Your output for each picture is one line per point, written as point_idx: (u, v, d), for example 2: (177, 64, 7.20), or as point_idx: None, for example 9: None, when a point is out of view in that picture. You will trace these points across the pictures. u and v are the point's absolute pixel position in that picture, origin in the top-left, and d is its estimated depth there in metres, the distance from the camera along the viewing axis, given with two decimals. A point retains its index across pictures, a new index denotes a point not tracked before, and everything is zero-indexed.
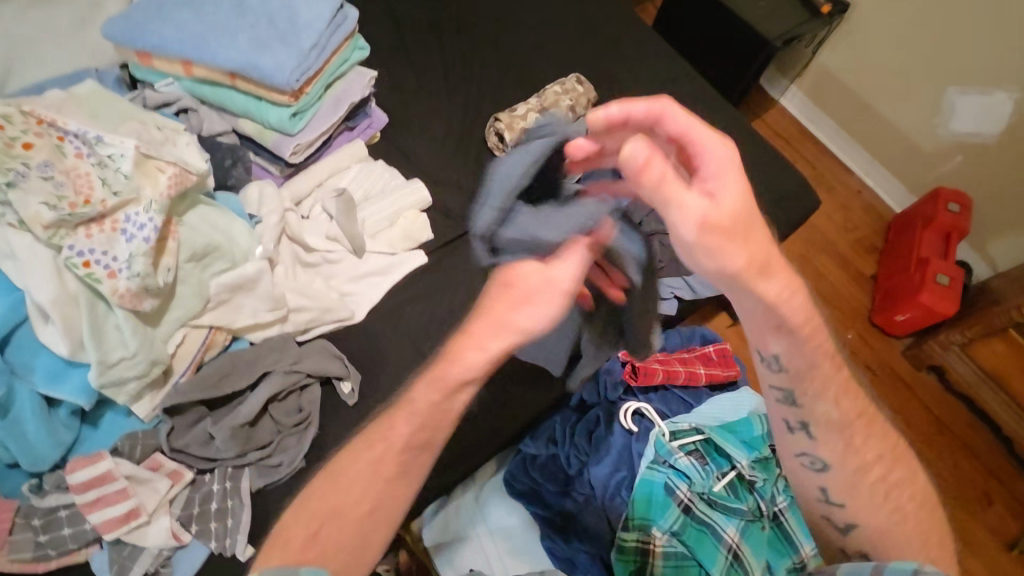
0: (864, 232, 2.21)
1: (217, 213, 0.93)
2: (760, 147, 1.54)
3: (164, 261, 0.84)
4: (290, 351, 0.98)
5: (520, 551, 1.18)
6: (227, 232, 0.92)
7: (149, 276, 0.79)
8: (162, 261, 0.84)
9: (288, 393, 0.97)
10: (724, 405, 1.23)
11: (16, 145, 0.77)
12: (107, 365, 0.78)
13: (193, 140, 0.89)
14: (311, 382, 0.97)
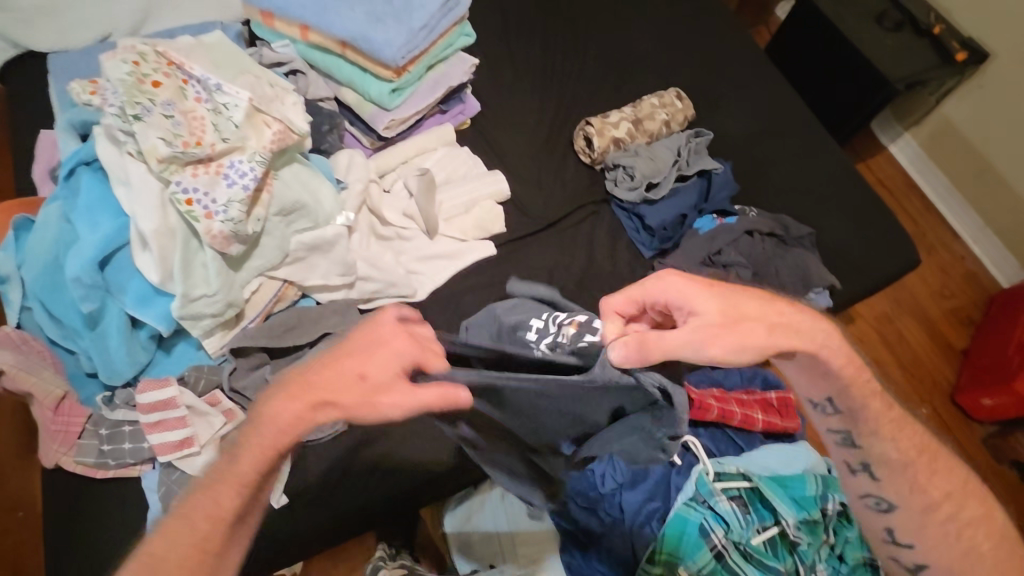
0: (959, 302, 2.02)
1: (309, 173, 0.96)
2: (861, 192, 1.44)
3: (256, 211, 0.88)
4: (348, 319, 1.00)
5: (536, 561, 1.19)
6: (315, 193, 0.96)
7: (241, 223, 0.83)
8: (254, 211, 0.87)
9: None
10: (779, 456, 1.14)
11: (147, 81, 0.83)
12: (189, 299, 0.83)
13: (299, 100, 0.93)
14: None
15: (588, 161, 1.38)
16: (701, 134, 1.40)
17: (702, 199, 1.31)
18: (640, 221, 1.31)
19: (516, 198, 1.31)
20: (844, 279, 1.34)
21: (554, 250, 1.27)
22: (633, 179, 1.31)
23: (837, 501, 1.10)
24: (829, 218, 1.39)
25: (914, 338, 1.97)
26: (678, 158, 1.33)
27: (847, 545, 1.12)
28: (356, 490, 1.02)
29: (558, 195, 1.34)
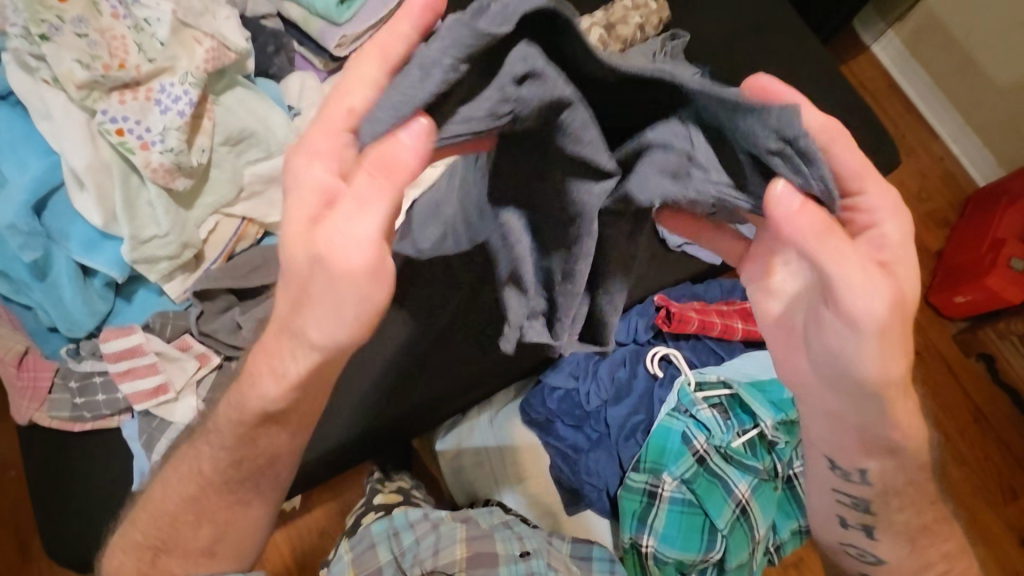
0: (937, 205, 2.04)
1: (255, 99, 0.89)
2: (843, 92, 1.38)
3: (199, 140, 0.81)
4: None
5: (528, 476, 1.21)
6: (264, 119, 0.88)
7: (182, 153, 0.77)
8: (196, 141, 0.81)
9: None
10: (759, 361, 1.16)
11: None
12: (140, 241, 0.78)
13: (232, 13, 0.85)
14: None
15: None
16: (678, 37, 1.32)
17: None
18: None
19: None
20: None
21: None
22: None
23: None
24: None
25: None
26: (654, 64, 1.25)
27: None
28: (342, 425, 1.02)
29: None
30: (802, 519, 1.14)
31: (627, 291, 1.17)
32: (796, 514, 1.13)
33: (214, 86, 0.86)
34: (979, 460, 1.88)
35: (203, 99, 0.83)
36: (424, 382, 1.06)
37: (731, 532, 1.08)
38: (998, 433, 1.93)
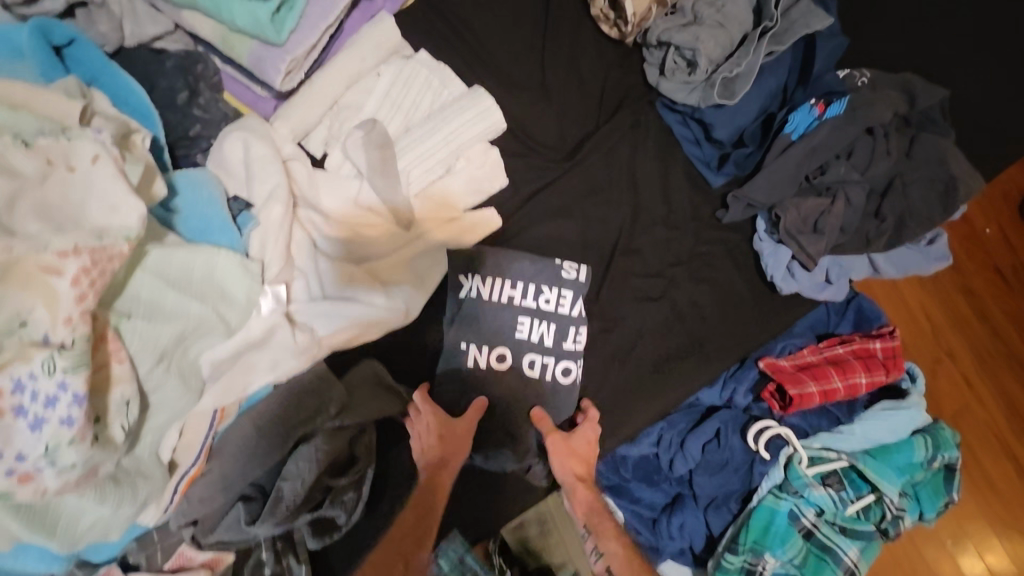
0: None
1: (186, 253, 0.57)
2: (1015, 12, 0.96)
3: (116, 396, 0.51)
4: (337, 392, 0.74)
5: None
6: (207, 287, 0.58)
7: (94, 457, 0.49)
8: (112, 391, 0.51)
9: (340, 446, 0.74)
10: (888, 422, 0.94)
11: None
12: (75, 535, 0.56)
13: (109, 159, 0.50)
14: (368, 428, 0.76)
15: (616, 37, 0.88)
16: None
17: (795, 83, 0.87)
18: (704, 129, 0.88)
19: (517, 125, 0.87)
20: (986, 161, 0.95)
21: (583, 199, 0.88)
22: (692, 68, 0.83)
23: (944, 460, 0.96)
24: (967, 67, 0.94)
25: None
26: (761, 15, 0.83)
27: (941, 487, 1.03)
28: None
29: (576, 108, 0.89)
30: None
31: (724, 353, 0.90)
32: None
33: (114, 282, 0.54)
34: None
35: (102, 328, 0.52)
36: (478, 507, 0.83)
37: None
38: None
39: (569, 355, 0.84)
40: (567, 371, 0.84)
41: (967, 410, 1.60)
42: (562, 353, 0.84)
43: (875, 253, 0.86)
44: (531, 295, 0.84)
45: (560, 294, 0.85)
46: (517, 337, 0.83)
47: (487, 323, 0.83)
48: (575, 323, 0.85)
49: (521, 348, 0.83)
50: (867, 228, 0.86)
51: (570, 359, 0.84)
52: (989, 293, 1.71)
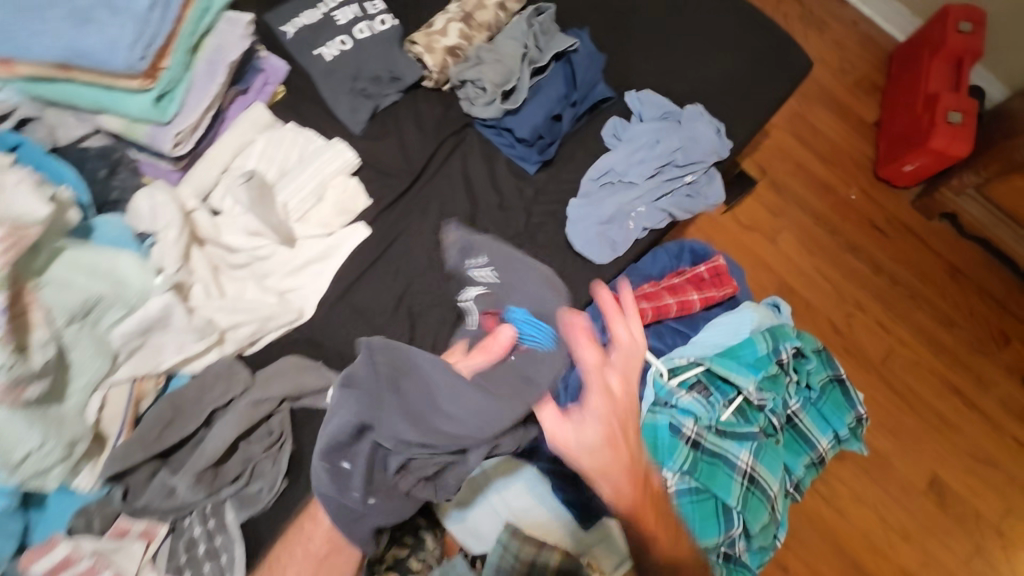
0: (862, 71, 2.00)
1: (90, 252, 0.77)
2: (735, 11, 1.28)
3: (35, 335, 0.67)
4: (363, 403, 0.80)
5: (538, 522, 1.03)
6: (112, 273, 0.78)
7: (17, 364, 0.64)
8: (34, 336, 0.67)
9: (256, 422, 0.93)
10: (725, 328, 1.12)
11: None
12: (15, 465, 0.68)
13: (22, 176, 0.70)
14: (284, 404, 0.95)
15: (433, 85, 1.18)
16: (545, 8, 1.19)
17: (570, 87, 1.16)
18: (511, 134, 1.15)
19: (373, 160, 1.14)
20: (743, 116, 1.22)
21: (432, 205, 1.13)
22: (485, 91, 1.13)
23: (790, 348, 1.10)
24: (707, 54, 1.25)
25: (829, 128, 1.95)
26: (527, 48, 1.14)
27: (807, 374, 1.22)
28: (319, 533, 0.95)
29: (414, 138, 1.16)
30: (813, 451, 1.25)
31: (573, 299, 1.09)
32: None
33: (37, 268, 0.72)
34: (965, 315, 1.82)
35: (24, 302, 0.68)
36: None
37: (744, 504, 1.06)
38: (982, 284, 1.85)
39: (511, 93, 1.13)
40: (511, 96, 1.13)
41: (858, 351, 1.77)
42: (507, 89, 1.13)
43: (659, 191, 1.12)
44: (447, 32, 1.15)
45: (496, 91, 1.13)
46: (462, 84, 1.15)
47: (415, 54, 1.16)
48: (512, 79, 1.12)
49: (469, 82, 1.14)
50: (658, 187, 1.12)
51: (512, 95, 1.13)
52: (873, 245, 1.87)
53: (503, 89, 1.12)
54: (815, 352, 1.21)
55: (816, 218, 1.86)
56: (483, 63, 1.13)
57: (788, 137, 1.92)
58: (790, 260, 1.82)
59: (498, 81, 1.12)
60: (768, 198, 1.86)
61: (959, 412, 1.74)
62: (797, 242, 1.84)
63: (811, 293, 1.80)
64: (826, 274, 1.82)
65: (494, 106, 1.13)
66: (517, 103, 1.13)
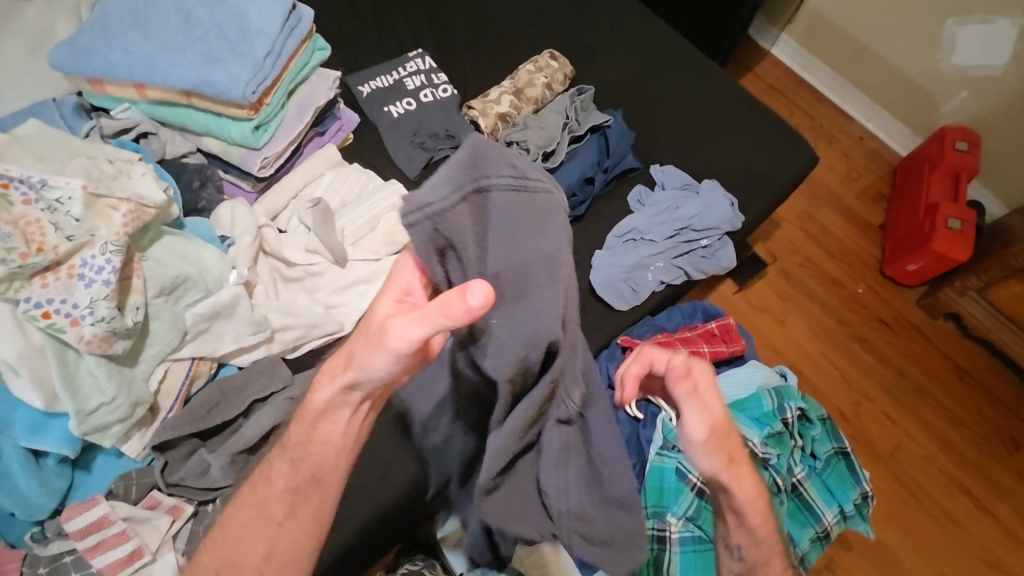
0: (868, 179, 2.10)
1: (184, 242, 0.94)
2: (752, 109, 1.47)
3: (131, 299, 0.83)
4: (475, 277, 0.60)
5: None
6: (197, 260, 0.94)
7: (115, 319, 0.78)
8: (129, 300, 0.83)
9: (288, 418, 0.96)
10: (732, 382, 1.20)
11: (23, 255, 0.74)
12: (87, 413, 0.78)
13: (147, 170, 0.87)
14: None
15: None
16: (585, 90, 1.39)
17: (602, 154, 1.32)
18: None
19: None
20: (756, 197, 1.37)
21: None
22: (529, 152, 1.30)
23: (795, 408, 1.15)
24: (725, 142, 1.42)
25: (836, 228, 2.03)
26: (567, 121, 1.33)
27: (816, 443, 1.19)
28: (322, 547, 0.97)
29: None
30: (818, 525, 1.13)
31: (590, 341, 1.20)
32: (811, 522, 1.13)
33: (141, 246, 0.89)
34: (965, 416, 1.81)
35: (128, 271, 0.85)
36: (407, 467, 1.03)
37: None
38: (995, 388, 1.85)
39: (547, 157, 1.30)
40: (551, 158, 1.30)
41: (868, 441, 1.76)
42: (545, 152, 1.30)
43: (673, 255, 1.25)
44: (501, 101, 1.34)
45: (534, 153, 1.29)
46: (507, 146, 1.32)
47: (471, 116, 1.35)
48: (551, 144, 1.30)
49: (512, 146, 1.31)
50: (676, 246, 1.26)
51: (549, 158, 1.30)
52: (882, 339, 1.89)
53: (543, 151, 1.29)
54: (820, 420, 1.21)
55: (827, 309, 1.91)
56: (527, 129, 1.31)
57: (798, 232, 2.01)
58: (799, 345, 1.85)
59: (541, 144, 1.30)
60: (778, 286, 1.93)
61: (975, 517, 1.69)
62: (807, 329, 1.88)
63: (823, 380, 1.82)
64: (835, 361, 1.85)
65: (535, 165, 1.29)
66: (554, 164, 1.30)
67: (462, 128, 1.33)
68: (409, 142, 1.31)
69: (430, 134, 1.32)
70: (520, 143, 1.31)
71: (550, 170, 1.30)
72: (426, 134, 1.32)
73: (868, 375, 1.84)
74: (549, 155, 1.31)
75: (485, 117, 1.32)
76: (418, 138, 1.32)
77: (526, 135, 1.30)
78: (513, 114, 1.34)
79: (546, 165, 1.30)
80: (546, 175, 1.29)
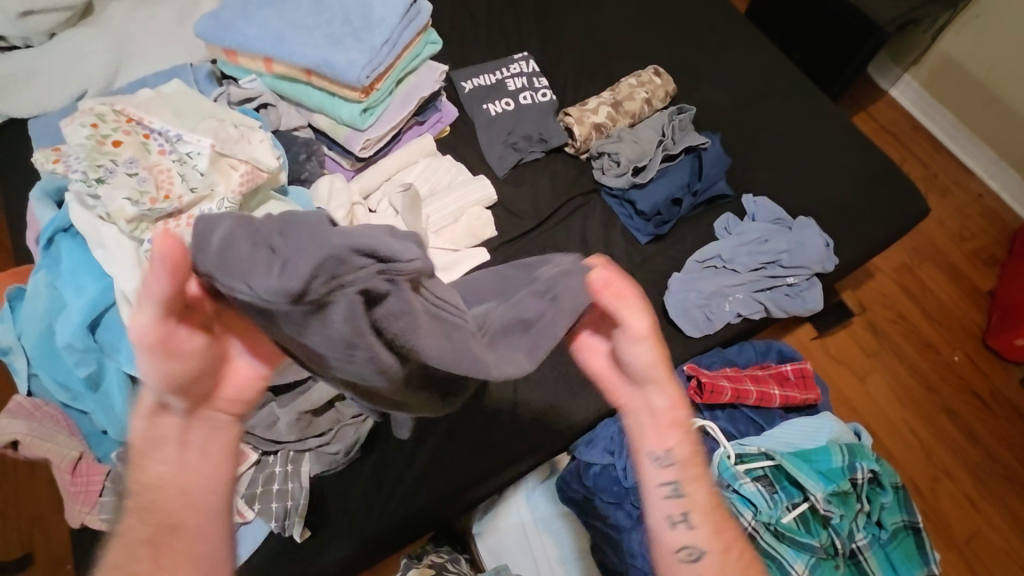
0: (981, 241, 1.93)
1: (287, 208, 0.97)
2: (862, 149, 1.38)
3: None
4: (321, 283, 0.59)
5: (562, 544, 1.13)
6: None
7: None
8: None
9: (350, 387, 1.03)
10: (801, 431, 1.13)
11: (153, 199, 0.83)
12: None
13: (264, 136, 0.93)
14: None
15: (572, 152, 1.36)
16: (685, 109, 1.36)
17: (694, 176, 1.29)
18: (632, 206, 1.28)
19: (505, 201, 1.29)
20: (854, 241, 1.29)
21: (548, 250, 1.25)
22: (619, 165, 1.29)
23: (867, 469, 1.07)
24: (827, 180, 1.35)
25: (937, 287, 1.87)
26: (662, 138, 1.31)
27: (885, 511, 1.10)
28: (367, 518, 1.01)
29: (544, 191, 1.31)
30: None
31: None
32: None
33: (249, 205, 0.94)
34: None
35: None
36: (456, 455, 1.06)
37: None
38: None
39: (637, 171, 1.29)
40: (641, 173, 1.29)
41: (943, 523, 1.60)
42: (635, 167, 1.28)
43: (755, 289, 1.20)
44: (598, 111, 1.34)
45: (623, 167, 1.28)
46: (597, 157, 1.32)
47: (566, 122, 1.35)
48: (642, 160, 1.28)
49: (601, 158, 1.32)
50: (758, 280, 1.21)
51: (639, 173, 1.29)
52: (974, 416, 1.72)
53: (633, 165, 1.28)
54: (893, 488, 1.12)
55: (914, 372, 1.77)
56: (620, 142, 1.30)
57: (892, 285, 1.87)
58: (875, 405, 1.72)
59: (632, 158, 1.28)
60: (862, 339, 1.80)
61: None
62: (887, 390, 1.75)
63: (899, 447, 1.68)
64: (915, 431, 1.70)
65: (623, 179, 1.28)
66: (643, 180, 1.28)
67: (555, 134, 1.34)
68: (502, 140, 1.34)
69: (523, 136, 1.34)
70: (610, 155, 1.30)
71: (638, 185, 1.28)
72: (520, 134, 1.34)
73: (952, 452, 1.68)
74: (639, 170, 1.29)
75: (580, 125, 1.32)
76: (511, 137, 1.34)
77: (619, 148, 1.29)
78: (608, 126, 1.34)
79: (635, 180, 1.28)
80: (633, 189, 1.28)
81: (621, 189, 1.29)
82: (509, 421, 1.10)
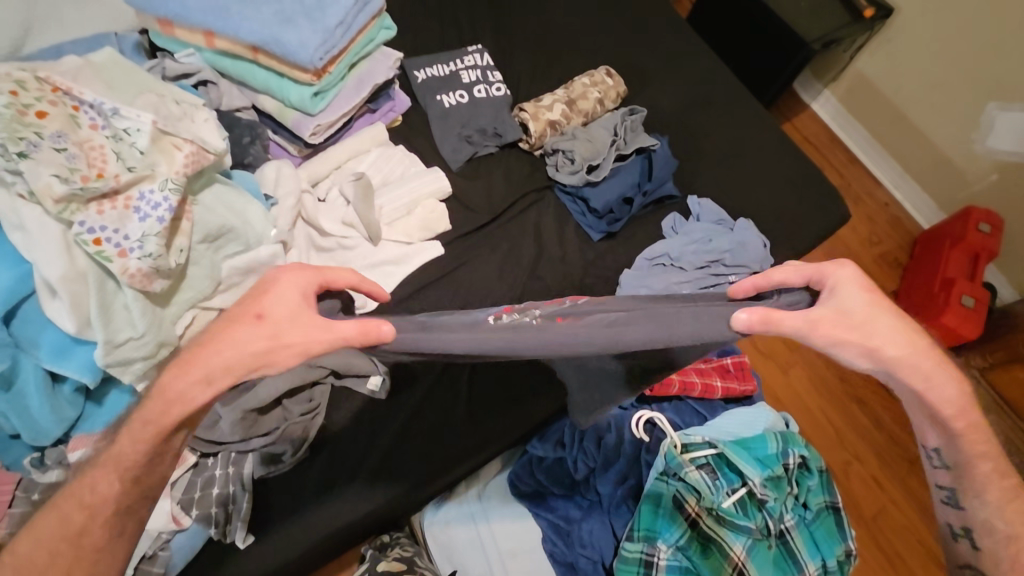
0: (889, 246, 2.12)
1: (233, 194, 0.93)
2: (794, 157, 1.48)
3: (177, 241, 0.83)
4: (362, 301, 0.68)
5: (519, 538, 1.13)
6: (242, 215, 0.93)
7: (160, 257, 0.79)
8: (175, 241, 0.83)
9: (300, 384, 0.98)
10: (739, 421, 1.21)
11: (84, 177, 0.76)
12: (114, 345, 0.79)
13: (210, 116, 0.89)
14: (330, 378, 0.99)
15: (527, 148, 1.37)
16: (637, 111, 1.40)
17: (643, 176, 1.33)
18: (585, 203, 1.30)
19: (460, 193, 1.28)
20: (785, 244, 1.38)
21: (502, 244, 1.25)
22: (573, 162, 1.31)
23: (797, 455, 1.15)
24: (762, 185, 1.43)
25: None
26: (615, 138, 1.34)
27: (810, 493, 1.17)
28: (315, 518, 0.97)
29: (498, 186, 1.31)
30: None
31: None
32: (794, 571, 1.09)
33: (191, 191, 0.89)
34: None
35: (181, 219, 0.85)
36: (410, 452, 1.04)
37: None
38: None
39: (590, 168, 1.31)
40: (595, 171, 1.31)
41: (854, 503, 1.76)
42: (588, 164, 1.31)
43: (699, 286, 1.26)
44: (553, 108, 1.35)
45: (578, 164, 1.30)
46: (552, 153, 1.34)
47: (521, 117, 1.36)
48: (596, 159, 1.31)
49: (557, 154, 1.33)
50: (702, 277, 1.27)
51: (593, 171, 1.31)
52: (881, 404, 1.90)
53: (588, 163, 1.30)
54: (818, 471, 1.20)
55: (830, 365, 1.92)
56: (575, 139, 1.32)
57: None
58: (798, 396, 1.86)
59: (586, 156, 1.31)
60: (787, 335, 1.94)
61: None
62: (808, 382, 1.89)
63: (817, 435, 1.82)
64: (832, 419, 1.85)
65: (577, 176, 1.30)
66: (597, 177, 1.30)
67: (510, 128, 1.34)
68: (457, 132, 1.32)
69: (478, 128, 1.33)
70: (565, 152, 1.32)
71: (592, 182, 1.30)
72: (475, 126, 1.33)
73: (861, 437, 1.84)
74: (592, 168, 1.32)
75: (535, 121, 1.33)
76: (466, 130, 1.33)
77: (573, 145, 1.31)
78: (563, 123, 1.36)
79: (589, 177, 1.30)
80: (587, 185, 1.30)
81: (574, 187, 1.31)
82: (464, 416, 1.09)
